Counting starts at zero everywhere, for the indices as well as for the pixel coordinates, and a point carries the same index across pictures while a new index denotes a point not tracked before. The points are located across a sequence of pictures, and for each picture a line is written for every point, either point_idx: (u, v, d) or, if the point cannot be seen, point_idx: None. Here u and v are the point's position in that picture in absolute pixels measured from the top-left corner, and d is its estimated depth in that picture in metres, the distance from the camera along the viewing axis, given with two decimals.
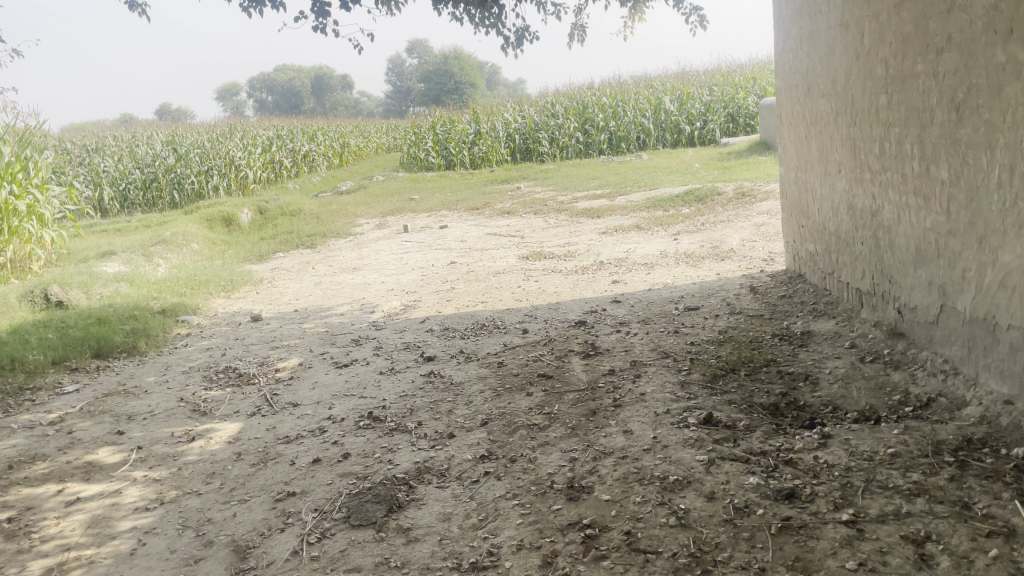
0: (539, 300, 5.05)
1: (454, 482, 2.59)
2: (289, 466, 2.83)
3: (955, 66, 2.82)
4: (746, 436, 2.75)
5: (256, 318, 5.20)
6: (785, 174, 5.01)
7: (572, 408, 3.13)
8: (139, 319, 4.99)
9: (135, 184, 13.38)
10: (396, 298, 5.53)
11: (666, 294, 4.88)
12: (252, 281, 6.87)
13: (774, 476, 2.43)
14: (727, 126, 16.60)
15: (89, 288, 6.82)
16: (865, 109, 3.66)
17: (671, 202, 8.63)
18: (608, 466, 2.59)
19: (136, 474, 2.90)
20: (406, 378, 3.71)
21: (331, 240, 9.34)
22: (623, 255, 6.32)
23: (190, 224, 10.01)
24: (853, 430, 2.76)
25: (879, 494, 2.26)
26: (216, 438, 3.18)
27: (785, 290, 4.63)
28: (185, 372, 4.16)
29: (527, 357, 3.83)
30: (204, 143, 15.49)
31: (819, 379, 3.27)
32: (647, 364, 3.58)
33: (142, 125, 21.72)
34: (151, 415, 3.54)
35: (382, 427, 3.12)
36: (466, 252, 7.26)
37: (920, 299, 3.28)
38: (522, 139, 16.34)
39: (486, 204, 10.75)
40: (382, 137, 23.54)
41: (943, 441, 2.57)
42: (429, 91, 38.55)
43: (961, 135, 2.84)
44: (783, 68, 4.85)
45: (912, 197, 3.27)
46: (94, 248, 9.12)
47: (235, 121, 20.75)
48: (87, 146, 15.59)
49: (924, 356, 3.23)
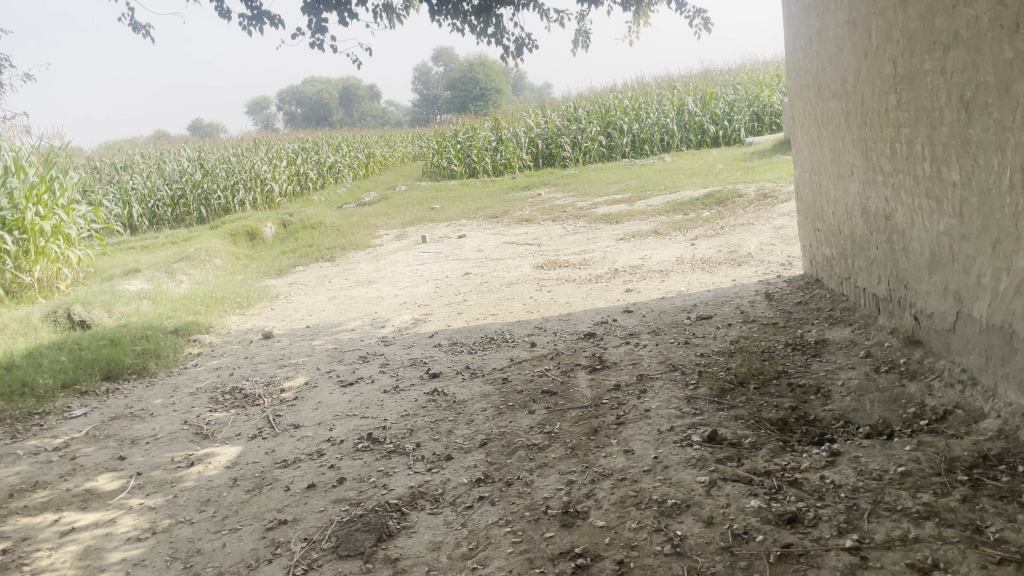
0: (550, 311, 4.97)
1: (448, 507, 2.53)
2: (284, 492, 2.79)
3: (963, 63, 2.70)
4: (751, 454, 2.65)
5: (268, 335, 5.20)
6: (799, 176, 4.88)
7: (574, 427, 3.05)
8: (151, 340, 5.00)
9: (163, 201, 13.54)
10: (408, 312, 5.48)
11: (679, 302, 4.78)
12: (269, 297, 6.89)
13: (776, 498, 2.33)
14: (752, 125, 16.36)
15: (111, 306, 6.88)
16: (875, 109, 3.54)
17: (691, 205, 8.49)
18: (605, 489, 2.51)
19: (132, 502, 2.88)
20: (410, 396, 3.66)
21: (351, 252, 9.34)
22: (639, 262, 6.22)
23: (214, 239, 10.09)
24: (863, 446, 2.64)
25: (886, 518, 2.15)
26: (215, 463, 3.15)
27: (801, 296, 4.50)
28: (192, 393, 4.14)
29: (533, 372, 3.75)
30: (229, 157, 15.65)
31: (831, 392, 3.15)
32: (654, 378, 3.49)
33: (171, 141, 21.97)
34: (153, 439, 3.52)
35: (380, 449, 3.06)
36: (482, 262, 7.21)
37: (936, 305, 3.15)
38: (544, 144, 16.25)
39: (506, 212, 10.69)
40: (408, 145, 23.60)
41: (957, 458, 2.44)
42: (455, 99, 38.66)
43: (972, 136, 2.72)
44: (794, 68, 4.73)
45: (924, 199, 3.15)
46: (120, 266, 9.21)
47: (261, 134, 20.95)
48: (116, 164, 15.81)
49: (941, 365, 3.09)
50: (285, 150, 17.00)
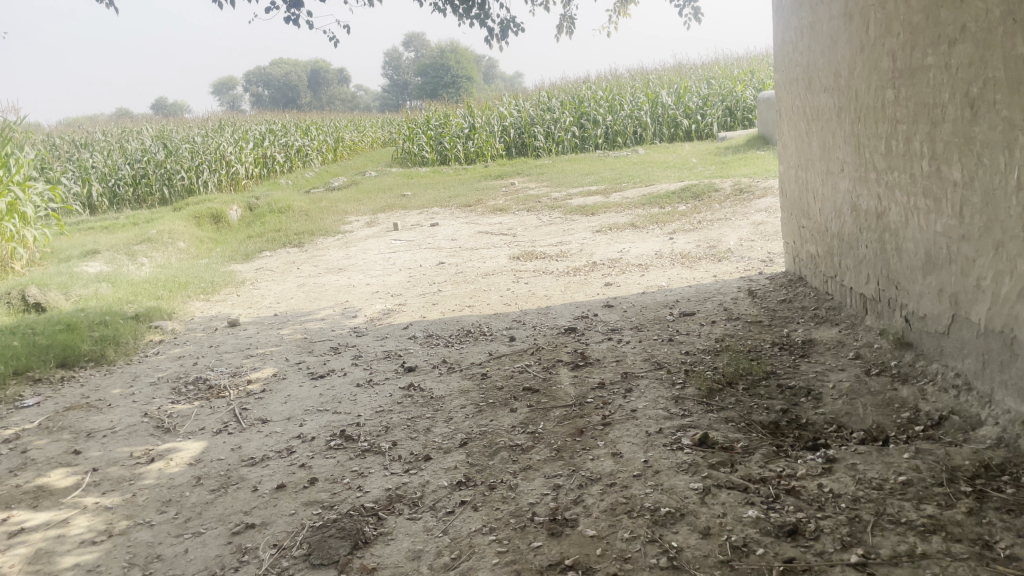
0: (529, 304, 4.84)
1: (427, 512, 2.38)
2: (251, 493, 2.62)
3: (970, 58, 2.61)
4: (744, 460, 2.55)
5: (234, 323, 4.99)
6: (784, 172, 4.79)
7: (558, 427, 2.92)
8: (109, 325, 4.77)
9: (124, 180, 13.11)
10: (380, 302, 5.31)
11: (660, 298, 4.67)
12: (234, 282, 6.66)
13: (774, 508, 2.22)
14: (725, 120, 16.30)
15: (68, 289, 6.59)
16: (869, 105, 3.45)
17: (667, 199, 8.41)
18: (594, 495, 2.38)
19: (87, 501, 2.69)
20: (384, 391, 3.50)
21: (320, 238, 9.10)
22: (618, 255, 6.12)
23: (177, 221, 9.78)
24: (859, 453, 2.55)
25: (891, 531, 2.06)
26: (177, 460, 2.97)
27: (785, 293, 4.43)
28: (153, 383, 3.94)
29: (513, 368, 3.62)
30: (194, 138, 15.24)
31: (822, 394, 3.06)
32: (639, 377, 3.37)
33: (134, 119, 21.33)
34: (111, 431, 3.32)
35: (354, 447, 2.91)
36: (456, 252, 7.05)
37: (929, 307, 3.07)
38: (517, 134, 16.09)
39: (479, 201, 10.52)
40: (378, 130, 23.29)
41: (958, 468, 2.36)
42: (426, 85, 38.27)
43: (976, 134, 2.63)
44: (783, 61, 4.64)
45: (920, 198, 3.07)
46: (79, 247, 8.89)
47: (227, 115, 20.50)
48: (76, 141, 15.31)
49: (934, 369, 3.02)
50: (252, 132, 16.61)
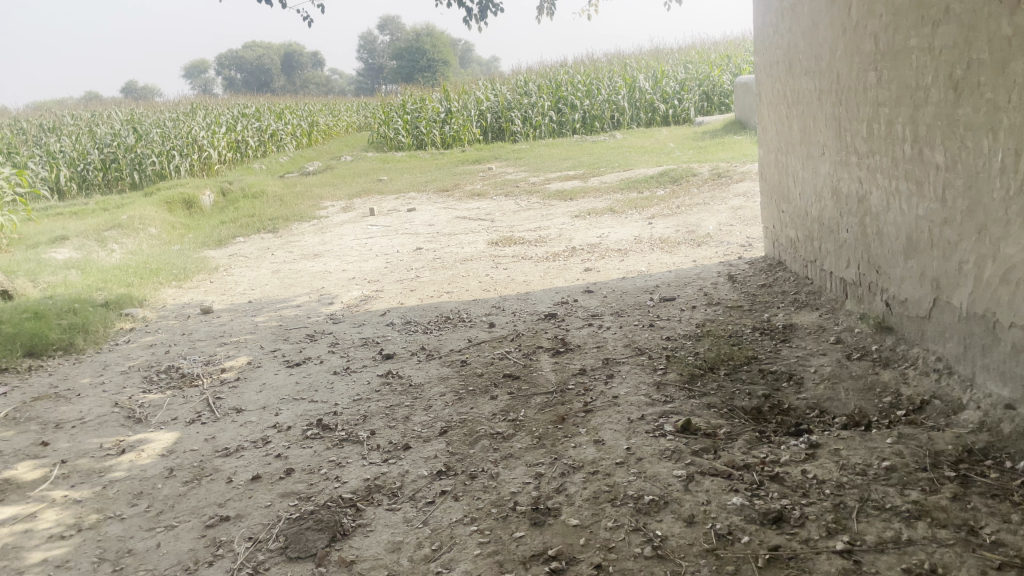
0: (508, 290, 4.79)
1: (407, 503, 2.33)
2: (225, 484, 2.56)
3: (954, 39, 2.58)
4: (727, 446, 2.52)
5: (207, 310, 4.90)
6: (764, 156, 4.77)
7: (540, 414, 2.88)
8: (78, 313, 4.66)
9: (94, 164, 12.81)
10: (357, 288, 5.23)
11: (640, 283, 4.64)
12: (207, 268, 6.54)
13: (759, 495, 2.20)
14: (701, 105, 16.30)
15: (36, 276, 6.43)
16: (851, 87, 3.43)
17: (645, 183, 8.38)
18: (577, 484, 2.35)
19: (56, 494, 2.61)
20: (362, 379, 3.44)
21: (295, 224, 8.98)
22: (597, 240, 6.08)
23: (148, 207, 9.60)
24: (842, 438, 2.53)
25: (876, 517, 2.04)
26: (149, 451, 2.90)
27: (765, 278, 4.41)
28: (123, 372, 3.84)
29: (493, 355, 3.57)
30: (165, 121, 14.97)
31: (804, 379, 3.04)
32: (621, 363, 3.34)
33: (102, 103, 20.92)
34: (81, 422, 3.23)
35: (331, 437, 2.85)
36: (434, 237, 6.97)
37: (911, 291, 3.06)
38: (494, 118, 15.99)
39: (456, 186, 10.43)
40: (353, 114, 23.04)
41: (941, 452, 2.35)
42: (402, 69, 37.93)
43: (960, 116, 2.61)
44: (762, 44, 4.60)
45: (902, 182, 3.05)
46: (47, 232, 8.69)
47: (199, 98, 20.16)
48: (43, 125, 14.96)
49: (915, 353, 3.01)
50: (225, 116, 16.34)
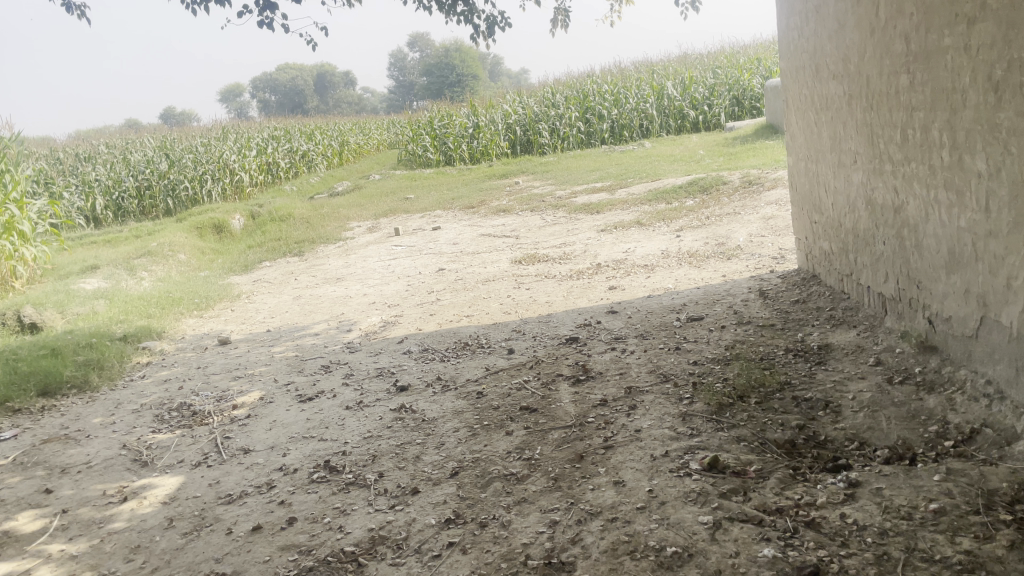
0: (530, 311, 4.63)
1: (412, 557, 2.18)
2: (225, 536, 2.43)
3: (991, 38, 2.38)
4: (758, 486, 2.33)
5: (225, 341, 4.82)
6: (793, 164, 4.56)
7: (557, 452, 2.71)
8: (95, 348, 4.60)
9: (128, 192, 12.95)
10: (377, 314, 5.12)
11: (667, 301, 4.44)
12: (230, 296, 6.48)
13: (793, 545, 2.00)
14: (732, 110, 15.98)
15: (64, 307, 6.43)
16: (882, 91, 3.22)
17: (673, 193, 8.19)
18: (594, 533, 2.17)
19: (52, 549, 2.50)
20: (375, 414, 3.30)
21: (320, 246, 8.93)
22: (622, 255, 5.90)
23: (178, 233, 9.63)
24: (885, 475, 2.32)
25: (924, 572, 1.84)
26: (151, 498, 2.79)
27: (798, 293, 4.19)
28: (135, 411, 3.75)
29: (510, 385, 3.40)
30: (196, 146, 15.09)
31: (841, 407, 2.83)
32: (644, 392, 3.15)
33: (139, 130, 21.27)
34: (87, 467, 3.14)
35: (339, 480, 2.71)
36: (457, 256, 6.85)
37: (955, 309, 2.84)
38: (522, 131, 15.85)
39: (482, 202, 10.31)
40: (384, 132, 23.13)
41: (995, 491, 2.13)
42: (432, 86, 38.23)
43: (1001, 120, 2.39)
44: (788, 48, 4.40)
45: (941, 192, 2.83)
46: (79, 262, 8.74)
47: (231, 122, 20.37)
48: (79, 154, 15.17)
49: (962, 375, 2.78)
50: (255, 138, 16.45)
